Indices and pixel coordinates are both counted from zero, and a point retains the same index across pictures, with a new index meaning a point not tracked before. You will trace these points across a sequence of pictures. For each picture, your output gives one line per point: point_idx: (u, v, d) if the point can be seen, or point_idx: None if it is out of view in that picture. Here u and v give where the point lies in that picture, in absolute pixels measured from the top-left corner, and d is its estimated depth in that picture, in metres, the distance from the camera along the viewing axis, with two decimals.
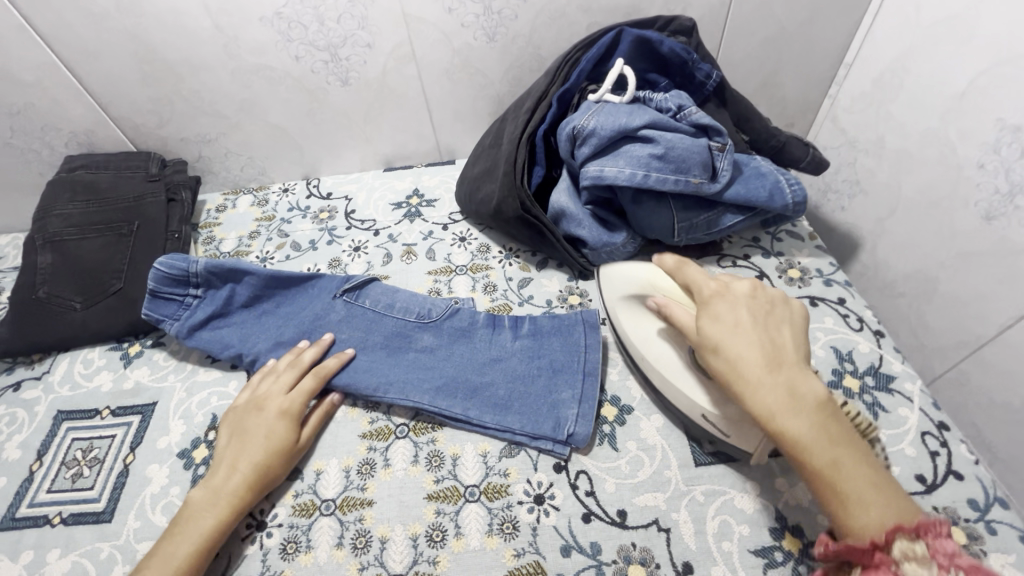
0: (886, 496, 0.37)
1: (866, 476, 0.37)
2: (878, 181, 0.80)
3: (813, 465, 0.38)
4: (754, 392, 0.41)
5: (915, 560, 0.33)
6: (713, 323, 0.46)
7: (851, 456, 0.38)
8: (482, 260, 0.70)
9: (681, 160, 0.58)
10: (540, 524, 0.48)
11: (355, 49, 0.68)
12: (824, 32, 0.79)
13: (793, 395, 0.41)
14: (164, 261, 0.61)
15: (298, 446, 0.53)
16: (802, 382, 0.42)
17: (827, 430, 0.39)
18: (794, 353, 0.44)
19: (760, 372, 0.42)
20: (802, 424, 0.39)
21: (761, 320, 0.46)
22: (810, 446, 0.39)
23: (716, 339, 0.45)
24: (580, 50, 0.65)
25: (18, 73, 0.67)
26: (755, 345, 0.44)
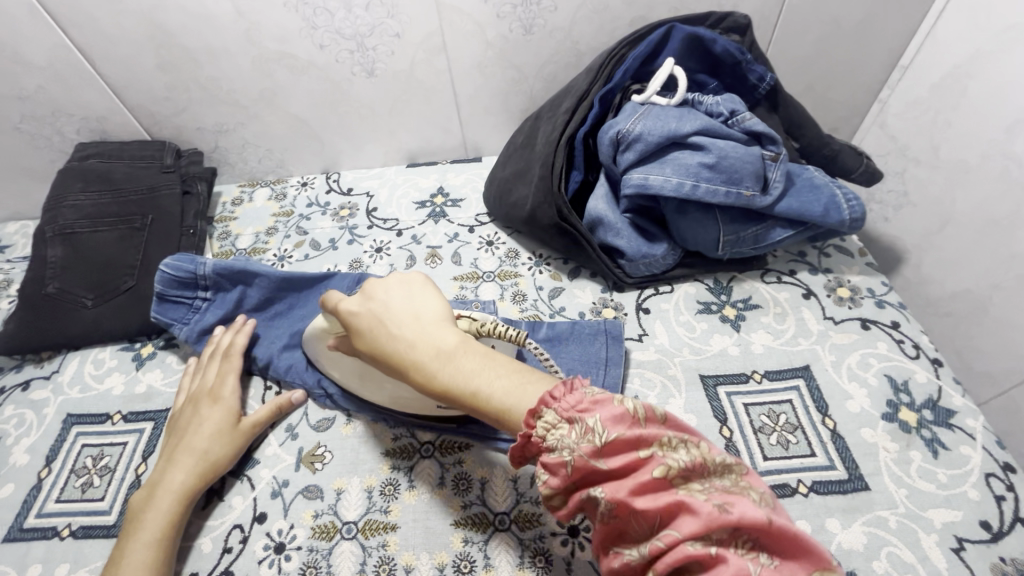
0: (523, 385, 0.36)
1: (506, 382, 0.36)
2: (929, 193, 0.75)
3: (479, 406, 0.36)
4: (413, 369, 0.38)
5: (551, 428, 0.32)
6: (360, 334, 0.42)
7: (491, 373, 0.37)
8: (511, 266, 0.67)
9: (733, 170, 0.54)
10: (575, 558, 0.45)
11: (383, 39, 0.64)
12: (881, 33, 0.74)
13: (434, 355, 0.38)
14: (170, 262, 0.58)
15: (237, 430, 0.52)
16: (432, 339, 0.39)
17: (464, 369, 0.37)
18: (422, 316, 0.41)
19: (409, 350, 0.39)
20: (455, 373, 0.37)
21: (385, 309, 0.42)
22: (462, 391, 0.36)
23: (368, 346, 0.42)
24: (625, 47, 0.60)
25: (29, 56, 0.63)
26: (392, 329, 0.40)
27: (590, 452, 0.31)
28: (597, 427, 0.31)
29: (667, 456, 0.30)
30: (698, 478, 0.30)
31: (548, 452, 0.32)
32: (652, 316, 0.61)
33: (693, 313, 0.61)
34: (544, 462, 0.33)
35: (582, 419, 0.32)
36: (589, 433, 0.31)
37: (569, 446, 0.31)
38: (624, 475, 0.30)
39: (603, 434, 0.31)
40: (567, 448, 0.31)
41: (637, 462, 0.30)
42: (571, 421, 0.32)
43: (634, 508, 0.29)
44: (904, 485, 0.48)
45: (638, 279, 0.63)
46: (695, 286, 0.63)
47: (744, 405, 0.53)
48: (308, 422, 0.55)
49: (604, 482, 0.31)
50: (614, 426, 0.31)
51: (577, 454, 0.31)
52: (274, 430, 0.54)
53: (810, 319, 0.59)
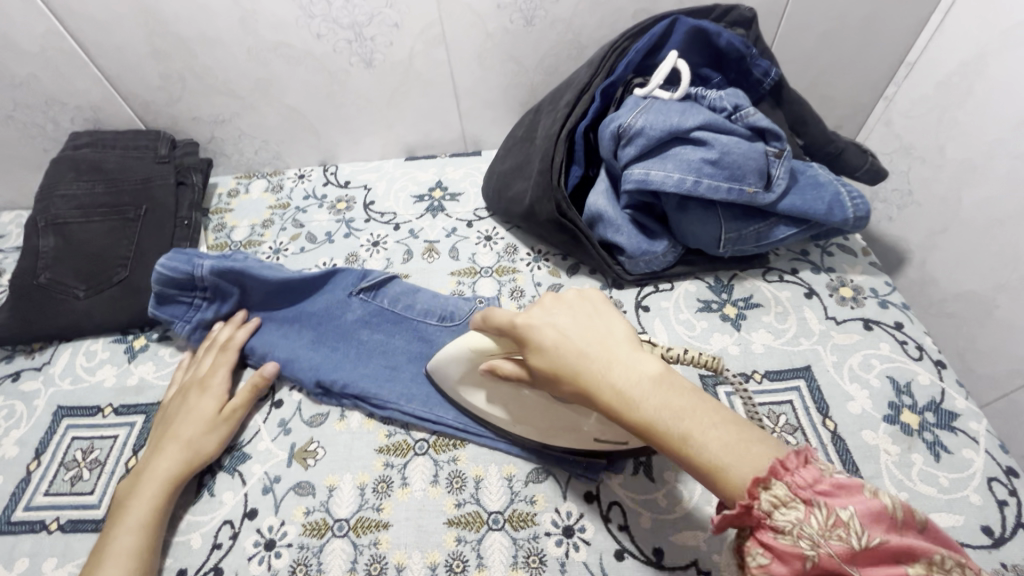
0: (741, 442, 0.32)
1: (716, 428, 0.33)
2: (934, 193, 0.74)
3: (681, 448, 0.33)
4: (605, 391, 0.36)
5: (781, 507, 0.29)
6: (539, 349, 0.40)
7: (701, 419, 0.33)
8: (509, 262, 0.66)
9: (736, 166, 0.53)
10: (569, 559, 0.45)
11: (381, 29, 0.63)
12: (888, 29, 0.73)
13: (636, 383, 0.36)
14: (165, 262, 0.56)
15: (224, 417, 0.52)
16: (633, 367, 0.37)
17: (673, 404, 0.34)
18: (614, 343, 0.38)
19: (606, 377, 0.37)
20: (656, 406, 0.34)
21: (578, 330, 0.39)
22: (667, 428, 0.33)
23: (549, 363, 0.39)
24: (628, 39, 0.59)
25: (21, 42, 0.62)
26: (585, 347, 0.38)
27: (841, 552, 0.27)
28: (854, 524, 0.27)
29: None
30: None
31: (771, 531, 0.29)
32: (652, 314, 0.60)
33: (693, 311, 0.60)
34: (765, 541, 0.29)
35: (830, 509, 0.28)
36: (841, 528, 0.28)
37: (809, 536, 0.28)
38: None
39: (862, 534, 0.27)
40: (806, 537, 0.28)
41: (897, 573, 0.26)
42: (811, 508, 0.28)
43: None
44: (905, 489, 0.47)
45: (637, 277, 0.62)
46: (695, 284, 0.62)
47: (743, 405, 0.53)
48: (301, 417, 0.54)
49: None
50: (871, 526, 0.27)
51: (821, 548, 0.28)
52: (266, 425, 0.54)
53: (812, 318, 0.58)
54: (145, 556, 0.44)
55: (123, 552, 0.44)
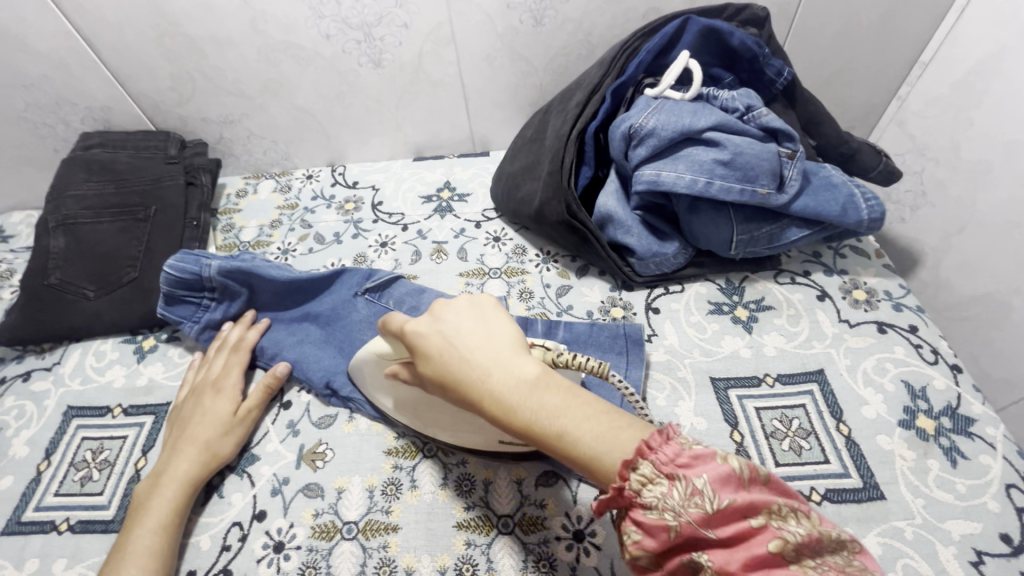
0: (612, 429, 0.32)
1: (592, 421, 0.32)
2: (949, 194, 0.73)
3: (557, 445, 0.32)
4: (484, 400, 0.34)
5: (648, 485, 0.29)
6: (426, 357, 0.37)
7: (576, 413, 0.33)
8: (518, 263, 0.65)
9: (748, 167, 0.52)
10: (580, 564, 0.44)
11: (391, 29, 0.63)
12: (902, 29, 0.72)
13: (509, 385, 0.34)
14: (175, 263, 0.57)
15: (239, 417, 0.52)
16: (513, 370, 0.35)
17: (550, 406, 0.33)
18: (495, 343, 0.36)
19: (481, 380, 0.35)
20: (531, 408, 0.33)
21: (459, 335, 0.37)
22: (545, 427, 0.32)
23: (435, 372, 0.37)
24: (639, 39, 0.58)
25: (33, 43, 0.63)
26: (467, 354, 0.36)
27: (698, 518, 0.28)
28: (707, 490, 0.28)
29: (781, 528, 0.27)
30: (812, 555, 0.27)
31: (642, 509, 0.29)
32: (662, 317, 0.59)
33: (704, 313, 0.59)
34: (637, 519, 0.29)
35: (687, 477, 0.29)
36: (698, 495, 0.28)
37: (672, 508, 0.28)
38: (731, 540, 0.28)
39: (713, 498, 0.28)
40: (670, 509, 0.29)
41: (750, 531, 0.27)
42: (673, 481, 0.29)
43: None
44: (921, 496, 0.46)
45: (647, 278, 0.61)
46: (706, 286, 0.62)
47: (756, 409, 0.52)
48: (310, 418, 0.54)
49: (707, 549, 0.28)
50: (721, 490, 0.28)
51: (683, 518, 0.28)
52: (275, 426, 0.54)
53: (825, 321, 0.58)
54: (164, 557, 0.44)
55: (143, 553, 0.44)
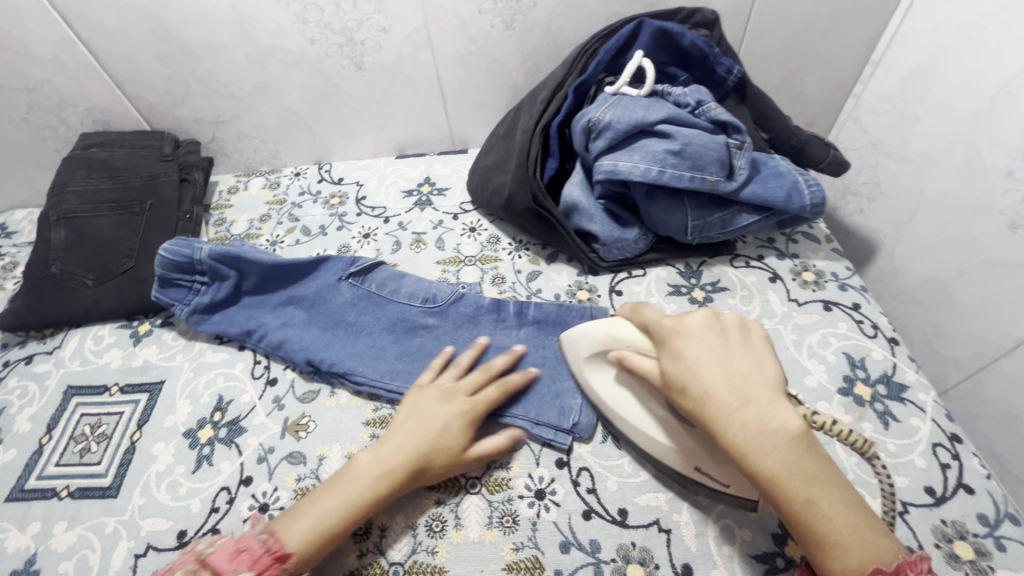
0: (865, 530, 0.36)
1: (844, 507, 0.37)
2: (899, 184, 0.78)
3: (793, 502, 0.37)
4: (726, 429, 0.39)
5: None
6: (678, 357, 0.43)
7: (832, 492, 0.37)
8: (492, 252, 0.70)
9: (698, 156, 0.57)
10: (540, 519, 0.48)
11: (371, 33, 0.67)
12: (852, 30, 0.77)
13: (766, 430, 0.38)
14: (168, 247, 0.60)
15: (464, 456, 0.49)
16: (778, 416, 0.39)
17: (807, 470, 0.37)
18: (760, 379, 0.41)
19: (731, 409, 0.40)
20: (782, 461, 0.38)
21: (722, 352, 0.43)
22: (796, 488, 0.37)
23: (680, 373, 0.43)
24: (598, 40, 0.63)
25: (35, 48, 0.67)
26: (722, 377, 0.41)
27: None
28: None
29: None
30: None
31: None
32: (625, 298, 0.63)
33: (663, 295, 0.63)
34: None
35: None
36: None
37: None
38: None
39: None
40: None
41: None
42: None
43: None
44: (855, 454, 0.50)
45: (611, 263, 0.65)
46: (666, 270, 0.66)
47: None
48: (294, 394, 0.58)
49: None
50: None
51: None
52: (263, 401, 0.57)
53: (775, 301, 0.62)
54: (328, 542, 0.44)
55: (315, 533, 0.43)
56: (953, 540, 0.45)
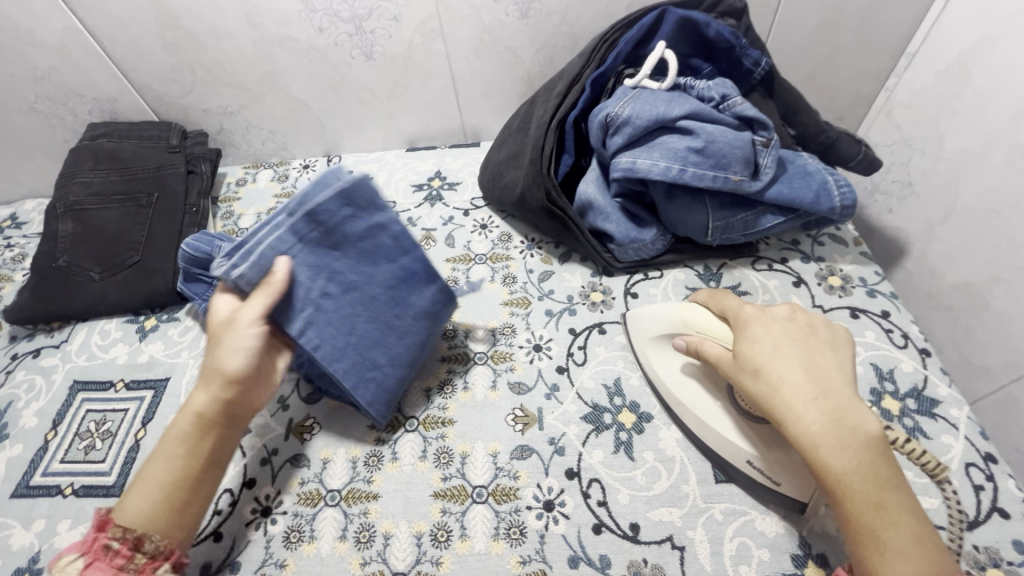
0: (926, 545, 0.34)
1: (908, 519, 0.35)
2: (932, 184, 0.74)
3: (857, 503, 0.36)
4: (799, 419, 0.38)
5: None
6: (755, 342, 0.43)
7: (900, 501, 0.36)
8: (503, 250, 0.67)
9: (722, 154, 0.54)
10: (548, 532, 0.47)
11: (381, 22, 0.65)
12: (887, 21, 0.73)
13: (842, 427, 0.37)
14: (190, 242, 0.57)
15: (229, 341, 0.45)
16: (854, 416, 0.38)
17: (877, 475, 0.36)
18: (842, 378, 0.40)
19: (806, 402, 0.39)
20: (854, 462, 0.36)
21: (806, 344, 0.42)
22: (864, 490, 0.36)
23: (753, 360, 0.42)
24: (619, 30, 0.60)
25: (42, 36, 0.66)
26: (801, 368, 0.40)
27: None
28: None
29: None
30: None
31: None
32: (640, 300, 0.61)
33: (681, 299, 0.61)
34: None
35: None
36: None
37: None
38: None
39: None
40: None
41: None
42: None
43: None
44: None
45: (627, 265, 0.63)
46: (684, 272, 0.63)
47: None
48: (299, 395, 0.56)
49: None
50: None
51: None
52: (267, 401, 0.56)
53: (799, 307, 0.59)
54: (165, 490, 0.42)
55: (153, 484, 0.42)
56: (985, 567, 0.42)
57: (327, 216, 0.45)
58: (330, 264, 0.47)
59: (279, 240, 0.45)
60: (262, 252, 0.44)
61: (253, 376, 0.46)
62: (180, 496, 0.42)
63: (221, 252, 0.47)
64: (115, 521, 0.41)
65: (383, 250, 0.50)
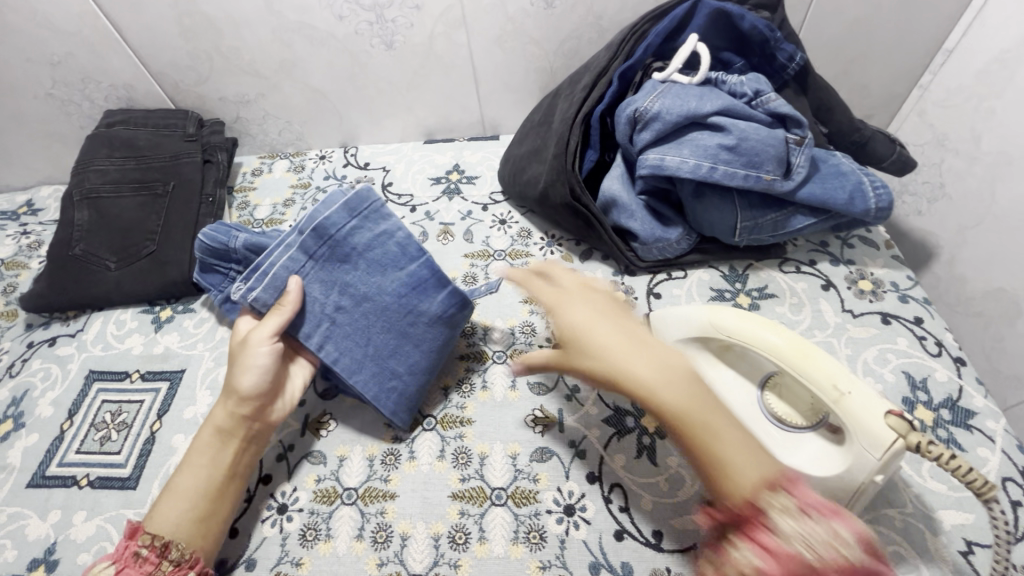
0: (759, 450, 0.33)
1: (738, 431, 0.34)
2: (966, 186, 0.72)
3: (693, 429, 0.34)
4: (630, 369, 0.36)
5: (788, 514, 0.30)
6: (567, 316, 0.41)
7: (727, 419, 0.34)
8: (523, 246, 0.66)
9: (754, 153, 0.52)
10: (569, 537, 0.46)
11: (402, 10, 0.63)
12: (926, 15, 0.70)
13: (663, 366, 0.36)
14: (207, 232, 0.55)
15: (243, 354, 0.48)
16: (662, 354, 0.37)
17: (704, 402, 0.35)
18: (643, 327, 0.40)
19: (629, 351, 0.37)
20: (679, 393, 0.35)
21: (611, 307, 0.42)
22: (695, 416, 0.34)
23: (571, 331, 0.40)
24: (648, 22, 0.58)
25: (59, 21, 0.65)
26: (616, 326, 0.39)
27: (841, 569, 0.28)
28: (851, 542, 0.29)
29: None
30: None
31: (771, 534, 0.29)
32: (663, 301, 0.60)
33: (706, 300, 0.59)
34: (763, 543, 0.29)
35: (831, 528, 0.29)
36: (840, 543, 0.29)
37: (807, 541, 0.29)
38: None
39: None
40: (800, 535, 0.29)
41: None
42: (813, 519, 0.29)
43: None
44: (915, 486, 0.46)
45: (650, 264, 0.61)
46: (708, 272, 0.62)
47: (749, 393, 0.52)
48: (316, 390, 0.56)
49: None
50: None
51: (824, 558, 0.28)
52: None
53: (828, 311, 0.57)
54: (193, 499, 0.44)
55: (180, 493, 0.44)
56: None
57: (324, 225, 0.47)
58: (343, 277, 0.49)
59: (291, 259, 0.48)
60: (277, 273, 0.48)
61: (268, 390, 0.49)
62: (203, 505, 0.44)
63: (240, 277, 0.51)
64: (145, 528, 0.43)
65: (391, 257, 0.50)
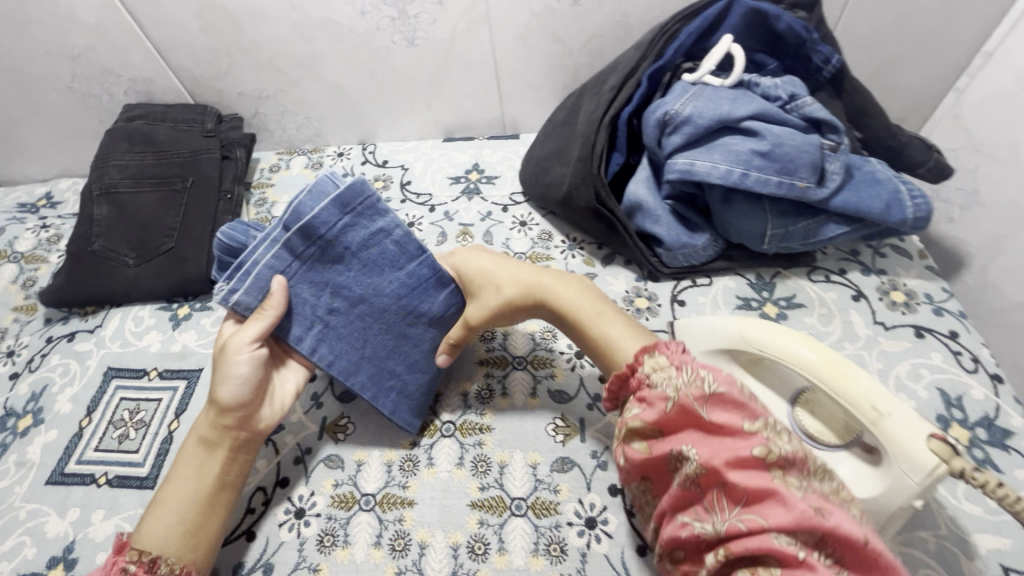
0: (638, 333, 0.45)
1: (620, 321, 0.45)
2: (1002, 194, 0.69)
3: (587, 318, 0.46)
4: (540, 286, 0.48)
5: (659, 369, 0.38)
6: (484, 261, 0.50)
7: (613, 314, 0.46)
8: (543, 249, 0.65)
9: (789, 159, 0.50)
10: (591, 550, 0.45)
11: (425, 6, 0.62)
12: (967, 16, 0.67)
13: (566, 279, 0.48)
14: (227, 230, 0.52)
15: (222, 363, 0.46)
16: (559, 275, 0.49)
17: (594, 305, 0.46)
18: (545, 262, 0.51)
19: (535, 273, 0.49)
20: (573, 294, 0.47)
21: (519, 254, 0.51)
22: (587, 312, 0.46)
23: (486, 270, 0.50)
24: (678, 22, 0.56)
25: (80, 14, 0.64)
26: (525, 263, 0.50)
27: (696, 395, 0.35)
28: (708, 379, 0.36)
29: (770, 440, 0.33)
30: (793, 470, 0.32)
31: (649, 389, 0.38)
32: (688, 309, 0.58)
33: (731, 308, 0.58)
34: (642, 397, 0.38)
35: (696, 373, 0.36)
36: (698, 380, 0.36)
37: (674, 384, 0.36)
38: (754, 531, 0.31)
39: (706, 410, 0.35)
40: (672, 386, 0.37)
41: (737, 431, 0.34)
42: (681, 368, 0.37)
43: (726, 477, 0.32)
44: (950, 507, 0.45)
45: (674, 270, 0.60)
46: (734, 280, 0.60)
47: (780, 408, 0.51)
48: (333, 393, 0.55)
49: (695, 442, 0.35)
50: (739, 469, 0.32)
51: (684, 393, 0.36)
52: (300, 398, 0.55)
53: (858, 323, 0.56)
54: (181, 510, 0.43)
55: (168, 506, 0.44)
56: None
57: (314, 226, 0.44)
58: (334, 279, 0.47)
59: (276, 257, 0.45)
60: (259, 272, 0.45)
61: (252, 401, 0.47)
62: (192, 518, 0.43)
63: (224, 274, 0.48)
64: (132, 544, 0.42)
65: (388, 258, 0.48)
